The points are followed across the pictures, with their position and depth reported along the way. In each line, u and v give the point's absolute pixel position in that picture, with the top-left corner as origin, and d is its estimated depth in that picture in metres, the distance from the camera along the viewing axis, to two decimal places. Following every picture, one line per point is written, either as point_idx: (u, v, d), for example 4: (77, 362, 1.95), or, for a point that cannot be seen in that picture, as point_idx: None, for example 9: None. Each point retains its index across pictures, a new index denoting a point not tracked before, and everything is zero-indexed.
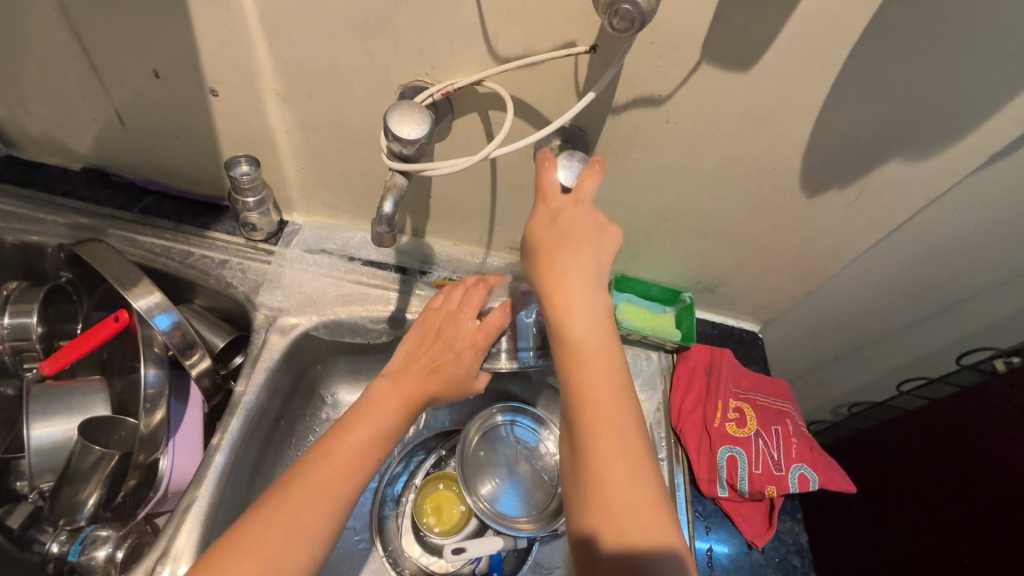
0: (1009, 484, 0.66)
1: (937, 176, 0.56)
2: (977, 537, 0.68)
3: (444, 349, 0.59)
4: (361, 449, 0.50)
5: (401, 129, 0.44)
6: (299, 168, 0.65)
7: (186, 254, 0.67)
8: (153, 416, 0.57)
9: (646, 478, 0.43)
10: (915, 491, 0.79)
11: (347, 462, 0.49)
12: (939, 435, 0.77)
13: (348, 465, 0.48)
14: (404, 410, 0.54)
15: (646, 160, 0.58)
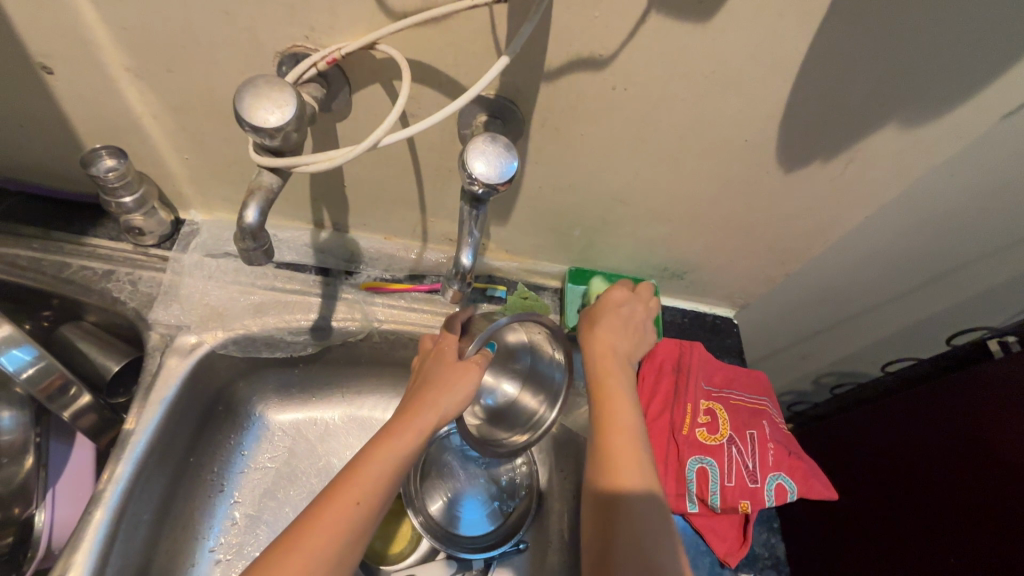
0: (1002, 479, 0.60)
1: (935, 140, 0.47)
2: (966, 539, 0.62)
3: (434, 374, 0.50)
4: (351, 500, 0.42)
5: (255, 115, 0.33)
6: (183, 158, 0.54)
7: (60, 266, 0.57)
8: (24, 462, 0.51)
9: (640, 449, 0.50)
10: (901, 481, 0.73)
11: (341, 521, 0.41)
12: (927, 422, 0.72)
13: (347, 519, 0.41)
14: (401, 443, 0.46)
15: (594, 136, 0.48)
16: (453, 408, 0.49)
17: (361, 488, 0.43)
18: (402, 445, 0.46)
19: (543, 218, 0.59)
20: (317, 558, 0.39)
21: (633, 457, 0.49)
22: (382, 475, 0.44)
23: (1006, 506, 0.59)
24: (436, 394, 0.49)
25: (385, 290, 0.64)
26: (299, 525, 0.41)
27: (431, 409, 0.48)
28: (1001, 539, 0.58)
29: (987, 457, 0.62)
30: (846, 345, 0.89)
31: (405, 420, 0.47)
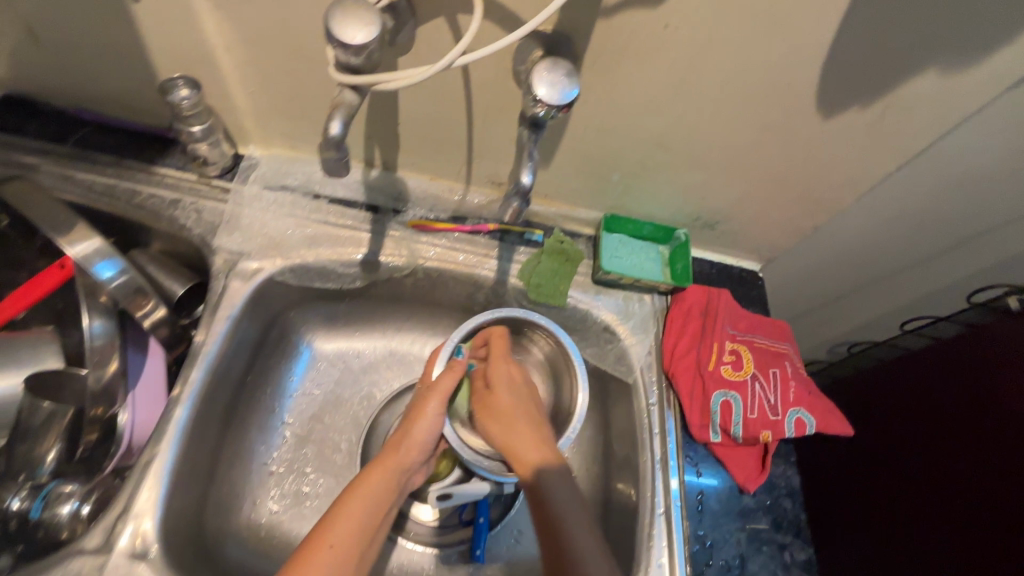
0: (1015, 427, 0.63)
1: (975, 88, 0.49)
2: (972, 482, 0.64)
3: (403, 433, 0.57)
4: (325, 544, 0.47)
5: (344, 33, 0.36)
6: (248, 92, 0.57)
7: (132, 194, 0.61)
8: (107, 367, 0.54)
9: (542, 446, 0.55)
10: None
11: (320, 563, 0.46)
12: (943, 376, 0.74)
13: (327, 559, 0.46)
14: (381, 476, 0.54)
15: (643, 77, 0.50)
16: (417, 442, 0.56)
17: (332, 533, 0.48)
18: (373, 491, 0.52)
19: (585, 161, 0.61)
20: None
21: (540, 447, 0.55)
22: (356, 522, 0.50)
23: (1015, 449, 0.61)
24: (401, 440, 0.56)
25: (431, 229, 0.67)
26: (288, 570, 0.45)
27: (401, 445, 0.56)
28: (1008, 480, 0.60)
29: (998, 402, 0.65)
30: (867, 306, 0.92)
31: (377, 466, 0.54)
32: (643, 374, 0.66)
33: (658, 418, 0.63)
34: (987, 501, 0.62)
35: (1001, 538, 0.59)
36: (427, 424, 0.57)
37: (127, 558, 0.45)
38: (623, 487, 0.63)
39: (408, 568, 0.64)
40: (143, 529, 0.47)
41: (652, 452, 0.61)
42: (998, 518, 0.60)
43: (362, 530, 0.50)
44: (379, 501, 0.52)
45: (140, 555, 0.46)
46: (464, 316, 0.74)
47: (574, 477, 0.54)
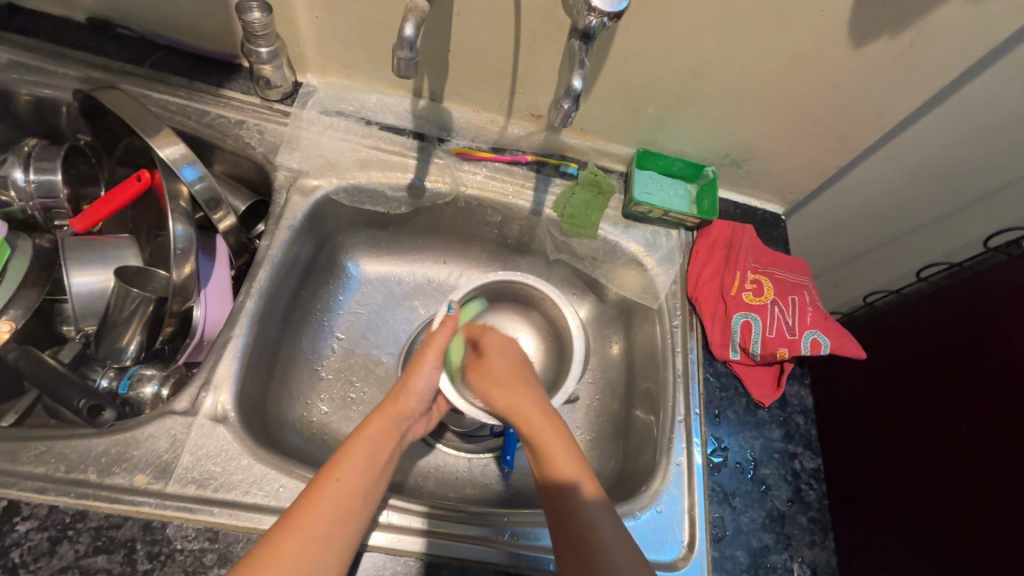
0: None
1: (1001, 15, 0.51)
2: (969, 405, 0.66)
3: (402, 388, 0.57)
4: (332, 479, 0.46)
5: None
6: (312, 18, 0.61)
7: (202, 113, 0.66)
8: (182, 269, 0.57)
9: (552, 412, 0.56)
10: None
11: (329, 498, 0.44)
12: None
13: (337, 493, 0.45)
14: (384, 423, 0.53)
15: (683, 3, 0.53)
16: (415, 395, 0.57)
17: (340, 469, 0.47)
18: (377, 435, 0.51)
19: (622, 92, 0.65)
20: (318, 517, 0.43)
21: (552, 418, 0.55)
22: (362, 461, 0.48)
23: (1010, 369, 0.63)
24: (401, 392, 0.57)
25: (472, 157, 0.72)
26: (297, 504, 0.44)
27: (401, 398, 0.56)
28: (1004, 398, 0.62)
29: (996, 327, 0.66)
30: (886, 258, 0.95)
31: (380, 415, 0.54)
32: (668, 300, 0.70)
33: (681, 338, 0.68)
34: (983, 420, 0.64)
35: (994, 452, 0.62)
36: (425, 378, 0.58)
37: (210, 420, 0.52)
38: (645, 402, 0.68)
39: (443, 469, 0.68)
40: (221, 400, 0.54)
41: (675, 366, 0.66)
42: (993, 434, 0.62)
43: (367, 472, 0.48)
44: (383, 444, 0.51)
45: (221, 419, 0.53)
46: (499, 247, 0.79)
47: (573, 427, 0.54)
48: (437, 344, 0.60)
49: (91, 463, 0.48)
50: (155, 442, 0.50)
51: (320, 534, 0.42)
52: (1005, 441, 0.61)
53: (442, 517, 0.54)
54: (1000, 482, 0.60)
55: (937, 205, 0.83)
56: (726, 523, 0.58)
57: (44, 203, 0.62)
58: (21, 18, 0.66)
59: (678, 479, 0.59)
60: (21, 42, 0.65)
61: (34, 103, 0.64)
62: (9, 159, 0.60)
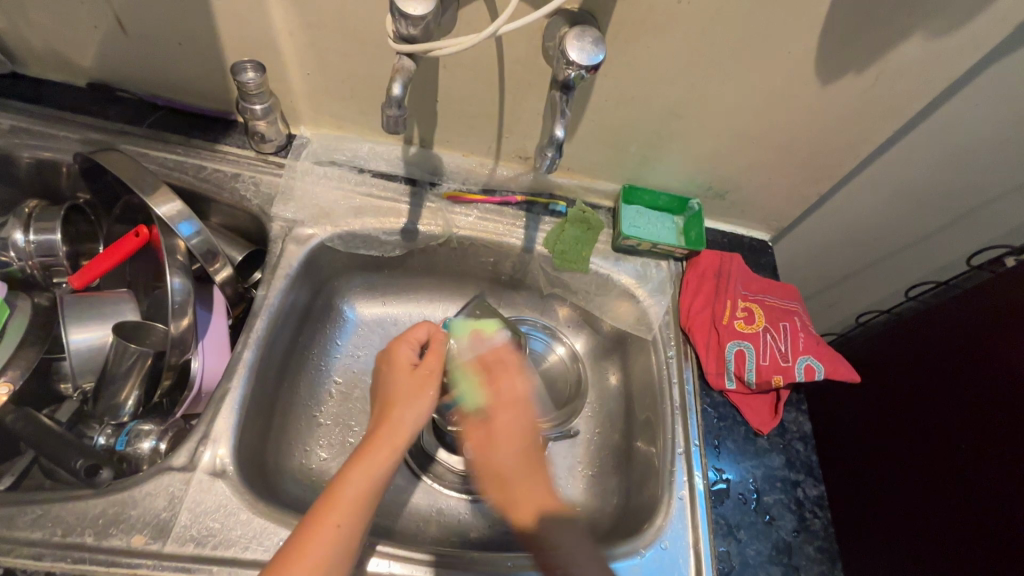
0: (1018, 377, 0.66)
1: (958, 52, 0.54)
2: (969, 426, 0.67)
3: (403, 397, 0.56)
4: (327, 525, 0.46)
5: (407, 6, 0.43)
6: (305, 75, 0.64)
7: (199, 168, 0.68)
8: (180, 321, 0.58)
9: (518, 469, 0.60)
10: None
11: (326, 548, 0.45)
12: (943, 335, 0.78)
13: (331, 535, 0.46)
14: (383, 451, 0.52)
15: (657, 49, 0.56)
16: (406, 430, 0.54)
17: (332, 513, 0.47)
18: (371, 465, 0.51)
19: (605, 133, 0.67)
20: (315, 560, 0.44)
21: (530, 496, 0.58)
22: (357, 498, 0.49)
23: (1010, 389, 0.63)
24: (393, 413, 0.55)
25: (463, 200, 0.74)
26: (290, 553, 0.44)
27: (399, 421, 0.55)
28: (1004, 419, 0.63)
29: (991, 347, 0.67)
30: (876, 278, 0.97)
31: (368, 450, 0.52)
32: (661, 331, 0.71)
33: (677, 369, 0.68)
34: (984, 439, 0.64)
35: (1003, 475, 0.61)
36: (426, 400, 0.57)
37: (209, 474, 0.52)
38: (645, 433, 0.67)
39: (444, 511, 0.67)
40: (219, 453, 0.54)
41: (671, 398, 0.66)
42: (998, 455, 0.62)
43: (362, 511, 0.48)
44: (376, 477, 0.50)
45: (220, 472, 0.53)
46: (493, 285, 0.80)
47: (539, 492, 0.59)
48: (399, 380, 0.58)
49: (88, 526, 0.48)
50: (153, 500, 0.50)
51: None
52: (1010, 462, 0.60)
53: (446, 564, 0.54)
54: (1008, 502, 0.60)
55: (920, 226, 0.85)
56: (733, 557, 0.57)
57: (43, 262, 0.63)
58: (25, 85, 0.69)
59: (681, 514, 0.59)
60: (24, 108, 0.67)
61: (36, 165, 0.66)
62: (10, 222, 0.61)
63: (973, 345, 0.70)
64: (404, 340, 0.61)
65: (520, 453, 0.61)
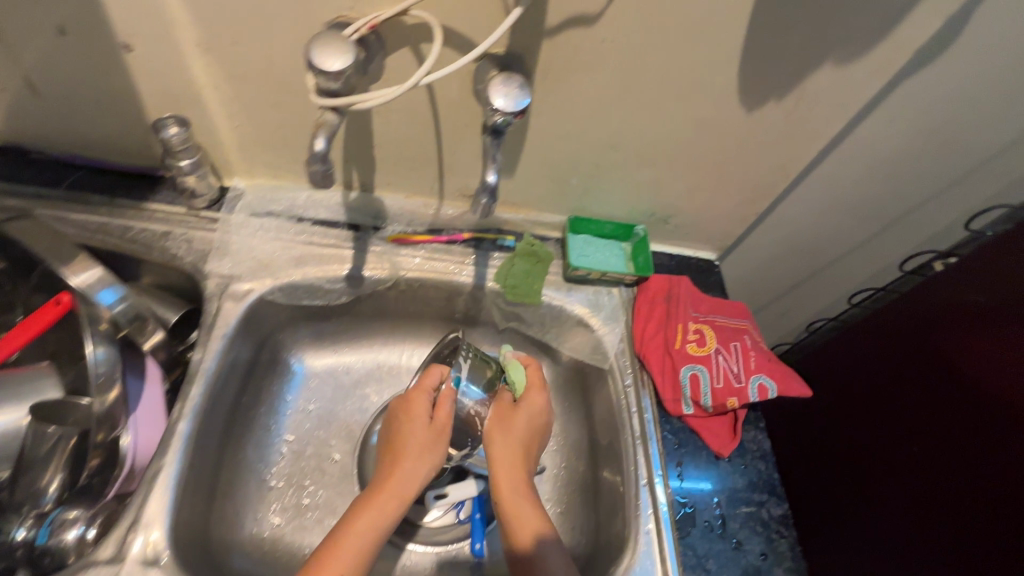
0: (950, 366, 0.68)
1: (868, 78, 0.57)
2: (931, 446, 0.67)
3: (410, 448, 0.57)
4: None
5: (324, 62, 0.42)
6: (233, 127, 0.62)
7: (125, 229, 0.65)
8: (108, 394, 0.56)
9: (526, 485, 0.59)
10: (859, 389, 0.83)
11: None
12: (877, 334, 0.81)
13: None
14: (387, 512, 0.54)
15: (586, 88, 0.57)
16: (411, 484, 0.56)
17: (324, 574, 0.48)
18: (373, 523, 0.52)
19: (546, 168, 0.68)
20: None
21: (535, 517, 0.56)
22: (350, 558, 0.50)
23: (972, 409, 0.63)
24: (399, 470, 0.56)
25: (409, 242, 0.72)
26: None
27: (402, 481, 0.55)
28: (952, 417, 0.65)
29: (949, 364, 0.68)
30: (820, 284, 1.00)
31: (372, 510, 0.53)
32: (617, 359, 0.71)
33: (635, 398, 0.68)
34: (935, 439, 0.67)
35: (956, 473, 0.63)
36: (431, 456, 0.58)
37: (140, 564, 0.49)
38: (609, 464, 0.67)
39: (409, 568, 0.66)
40: (150, 538, 0.51)
41: (632, 428, 0.65)
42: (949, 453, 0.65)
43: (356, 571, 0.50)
44: (376, 536, 0.52)
45: (152, 561, 0.50)
46: (447, 324, 0.78)
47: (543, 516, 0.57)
48: (412, 436, 0.58)
49: None
50: None
51: None
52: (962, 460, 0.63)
53: None
54: (961, 499, 0.62)
55: (855, 233, 0.89)
56: None
57: None
58: None
59: (649, 549, 0.58)
60: None
61: None
62: None
63: (929, 359, 0.71)
64: (420, 390, 0.60)
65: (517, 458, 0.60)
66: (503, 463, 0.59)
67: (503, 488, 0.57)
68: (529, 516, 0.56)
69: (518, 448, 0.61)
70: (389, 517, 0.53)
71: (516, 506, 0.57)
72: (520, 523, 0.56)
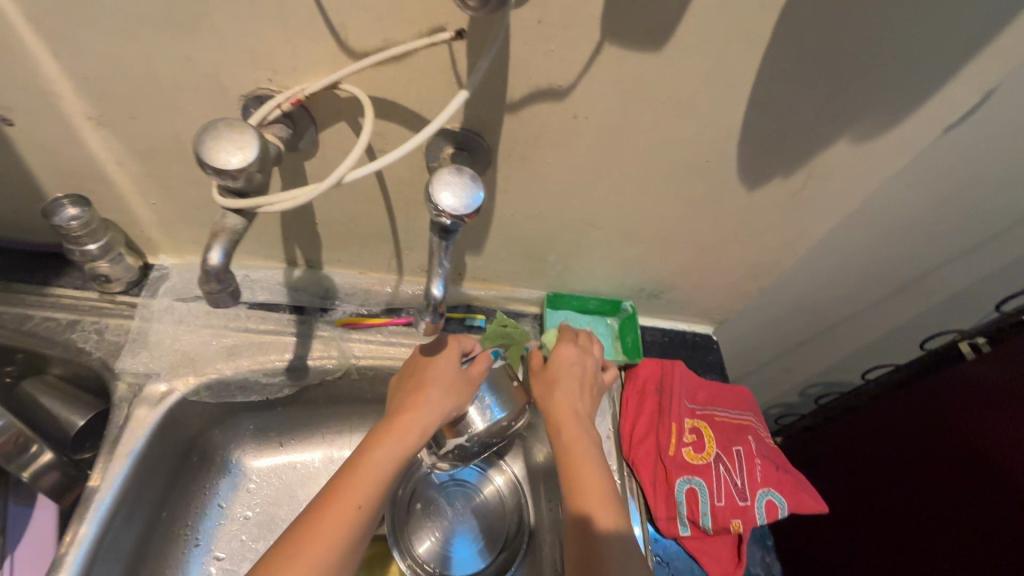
0: (993, 473, 0.65)
1: (889, 154, 0.49)
2: (963, 511, 0.69)
3: (417, 396, 0.50)
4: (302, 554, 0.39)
5: (217, 158, 0.34)
6: (150, 204, 0.54)
7: (21, 319, 0.55)
8: None
9: (592, 458, 0.50)
10: (895, 466, 0.80)
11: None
12: (921, 418, 0.77)
13: (347, 522, 0.41)
14: (390, 466, 0.45)
15: (558, 164, 0.49)
16: (418, 434, 0.48)
17: (315, 534, 0.40)
18: (372, 477, 0.44)
19: (517, 245, 0.59)
20: (325, 546, 0.40)
21: (601, 495, 0.47)
22: (346, 518, 0.42)
23: (1001, 505, 0.64)
24: (405, 420, 0.48)
25: (362, 325, 0.63)
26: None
27: (404, 435, 0.47)
28: (995, 530, 0.64)
29: (947, 425, 0.73)
30: (827, 350, 0.91)
31: (368, 456, 0.45)
32: None
33: None
34: (980, 546, 0.66)
35: None
36: (437, 403, 0.50)
37: None
38: None
39: None
40: None
41: None
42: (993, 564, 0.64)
43: (353, 532, 0.42)
44: (399, 462, 0.46)
45: None
46: None
47: (611, 492, 0.48)
48: (441, 367, 0.52)
49: None
50: None
51: None
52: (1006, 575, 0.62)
53: None
54: None
55: (865, 300, 0.81)
56: None
57: None
58: None
59: None
60: None
61: None
62: None
63: (960, 443, 0.71)
64: (443, 342, 0.54)
65: (572, 420, 0.52)
66: (562, 400, 0.53)
67: (563, 421, 0.52)
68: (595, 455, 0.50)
69: (576, 382, 0.55)
70: (409, 444, 0.47)
71: (572, 435, 0.51)
72: (580, 463, 0.49)
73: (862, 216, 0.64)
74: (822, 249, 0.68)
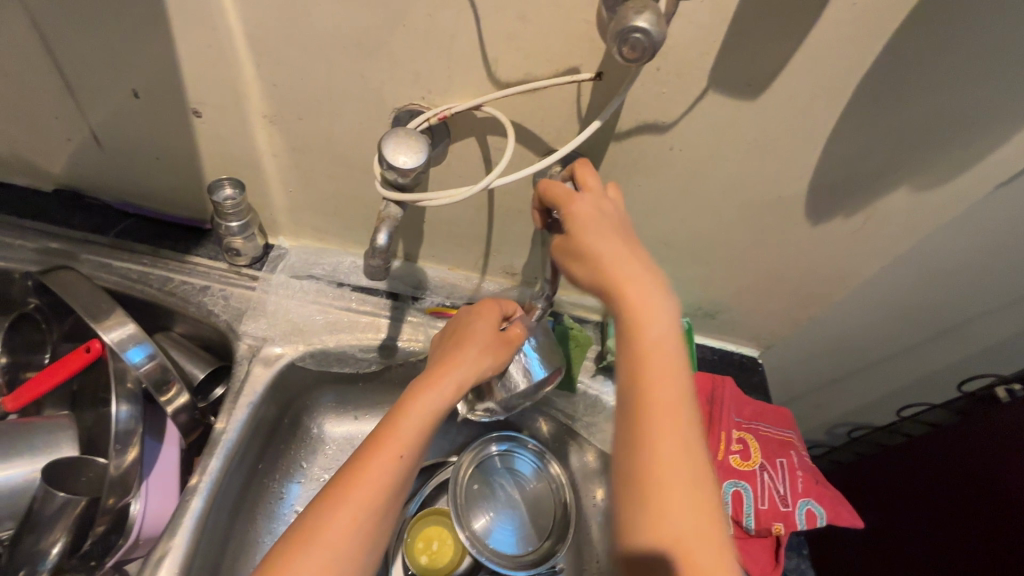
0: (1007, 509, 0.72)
1: (944, 203, 0.55)
2: (978, 538, 0.76)
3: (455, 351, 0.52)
4: (353, 490, 0.44)
5: (396, 158, 0.42)
6: (287, 192, 0.62)
7: (165, 280, 0.64)
8: (126, 455, 0.53)
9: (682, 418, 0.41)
10: (920, 498, 0.87)
11: (355, 511, 0.44)
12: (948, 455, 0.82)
13: (390, 467, 0.46)
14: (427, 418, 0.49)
15: (649, 187, 0.56)
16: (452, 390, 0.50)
17: (364, 474, 0.45)
18: (410, 426, 0.48)
19: None
20: (373, 485, 0.45)
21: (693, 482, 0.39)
22: (389, 460, 0.46)
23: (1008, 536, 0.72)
24: (440, 375, 0.50)
25: (447, 315, 0.69)
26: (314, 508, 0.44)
27: (439, 387, 0.50)
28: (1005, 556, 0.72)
29: (968, 461, 0.79)
30: (863, 387, 0.95)
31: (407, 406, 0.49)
32: None
33: None
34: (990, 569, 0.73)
35: None
36: (471, 360, 0.52)
37: None
38: None
39: None
40: None
41: None
42: None
43: (395, 477, 0.46)
44: (438, 412, 0.49)
45: None
46: None
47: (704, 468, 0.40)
48: (479, 327, 0.54)
49: None
50: None
51: (335, 547, 0.42)
52: None
53: None
54: None
55: (905, 341, 0.85)
56: None
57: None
58: None
59: None
60: None
61: None
62: None
63: (983, 481, 0.77)
64: (485, 306, 0.56)
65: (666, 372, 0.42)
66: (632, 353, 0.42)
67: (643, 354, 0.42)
68: (669, 398, 0.41)
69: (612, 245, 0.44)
70: (447, 395, 0.50)
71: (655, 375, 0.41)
72: (654, 410, 0.40)
73: (912, 259, 0.70)
74: (869, 287, 0.74)
